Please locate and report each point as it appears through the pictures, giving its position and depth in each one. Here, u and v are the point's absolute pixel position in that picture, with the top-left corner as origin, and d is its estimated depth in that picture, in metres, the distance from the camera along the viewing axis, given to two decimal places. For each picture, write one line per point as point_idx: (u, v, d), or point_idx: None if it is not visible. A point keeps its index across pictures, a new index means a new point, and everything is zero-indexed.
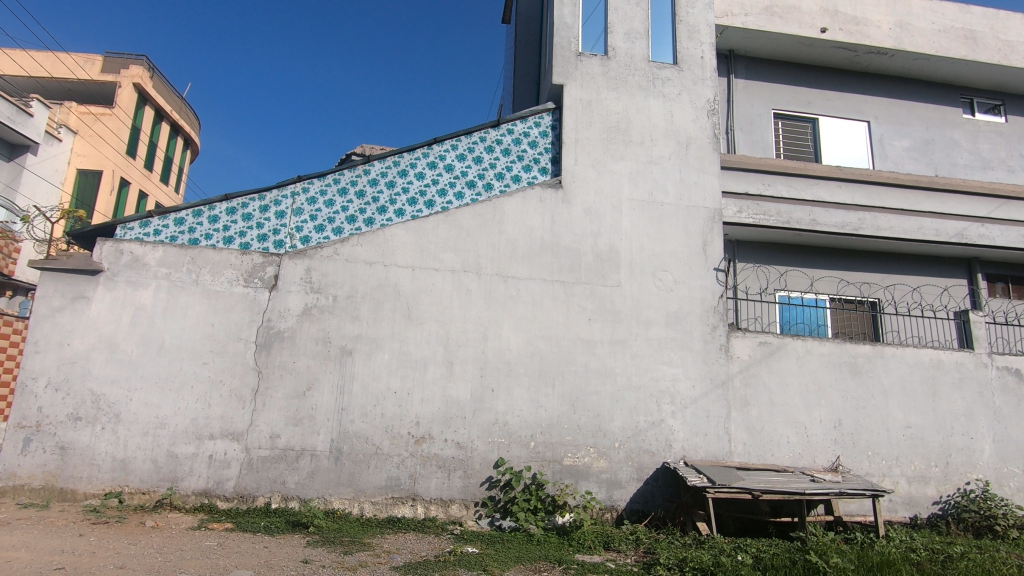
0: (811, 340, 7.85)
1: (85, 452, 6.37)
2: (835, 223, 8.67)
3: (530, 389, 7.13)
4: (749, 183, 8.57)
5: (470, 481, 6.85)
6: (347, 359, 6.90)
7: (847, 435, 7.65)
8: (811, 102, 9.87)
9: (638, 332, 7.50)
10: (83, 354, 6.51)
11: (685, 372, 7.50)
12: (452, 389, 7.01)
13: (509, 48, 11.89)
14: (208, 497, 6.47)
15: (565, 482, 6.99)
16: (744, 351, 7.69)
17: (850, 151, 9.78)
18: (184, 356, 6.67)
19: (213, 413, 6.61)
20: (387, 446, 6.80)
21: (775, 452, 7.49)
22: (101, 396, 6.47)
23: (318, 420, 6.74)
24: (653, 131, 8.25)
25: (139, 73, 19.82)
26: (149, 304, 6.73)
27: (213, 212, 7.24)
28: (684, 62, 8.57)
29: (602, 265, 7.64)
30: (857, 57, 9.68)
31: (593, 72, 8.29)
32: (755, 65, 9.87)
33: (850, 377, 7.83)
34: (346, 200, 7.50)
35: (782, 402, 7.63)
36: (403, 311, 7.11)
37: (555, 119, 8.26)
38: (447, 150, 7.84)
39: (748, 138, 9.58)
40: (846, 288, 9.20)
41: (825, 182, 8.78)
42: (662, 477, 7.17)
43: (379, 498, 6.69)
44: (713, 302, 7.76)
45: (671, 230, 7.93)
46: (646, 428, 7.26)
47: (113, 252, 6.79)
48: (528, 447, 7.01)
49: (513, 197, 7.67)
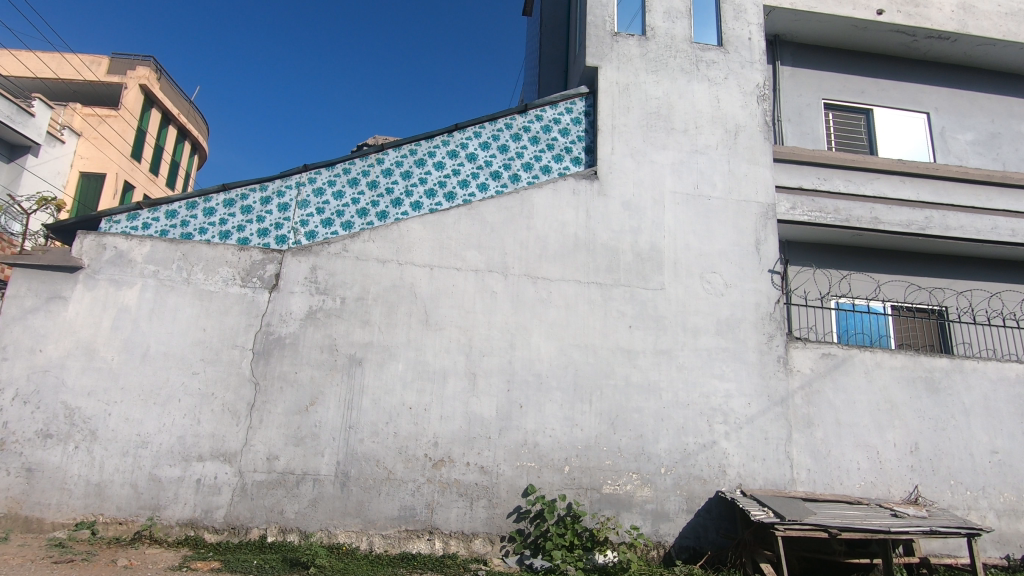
0: (881, 352, 6.91)
1: (55, 475, 5.55)
2: (899, 221, 7.77)
3: (564, 405, 6.24)
4: (802, 177, 7.73)
5: (496, 512, 5.95)
6: (357, 369, 6.06)
7: (925, 461, 6.67)
8: (865, 91, 8.99)
9: (685, 342, 6.60)
10: (57, 362, 5.72)
11: (740, 388, 6.57)
12: (475, 405, 6.13)
13: (533, 35, 11.07)
14: (194, 529, 5.62)
15: (605, 514, 6.08)
16: (804, 364, 6.77)
17: (908, 143, 8.87)
18: (172, 365, 5.86)
19: (203, 430, 5.78)
20: (401, 470, 5.92)
21: (844, 480, 6.52)
22: (75, 410, 5.66)
23: (322, 439, 5.88)
24: (697, 118, 7.42)
25: (145, 74, 19.28)
26: (134, 306, 5.94)
27: (209, 204, 6.52)
28: (729, 44, 7.77)
29: (642, 265, 6.78)
30: (915, 42, 8.83)
31: (629, 53, 7.50)
32: (802, 51, 9.05)
33: (926, 395, 6.87)
34: (356, 192, 6.72)
35: (851, 423, 6.68)
36: (419, 316, 6.27)
37: (588, 105, 7.46)
38: (469, 137, 7.07)
39: (797, 129, 8.69)
40: (917, 293, 8.21)
41: (886, 176, 7.91)
42: (714, 508, 6.23)
43: (391, 531, 5.80)
44: (769, 308, 6.86)
45: (719, 227, 7.06)
46: (696, 451, 6.33)
47: (96, 246, 6.03)
48: (562, 472, 6.10)
49: (544, 189, 6.85)
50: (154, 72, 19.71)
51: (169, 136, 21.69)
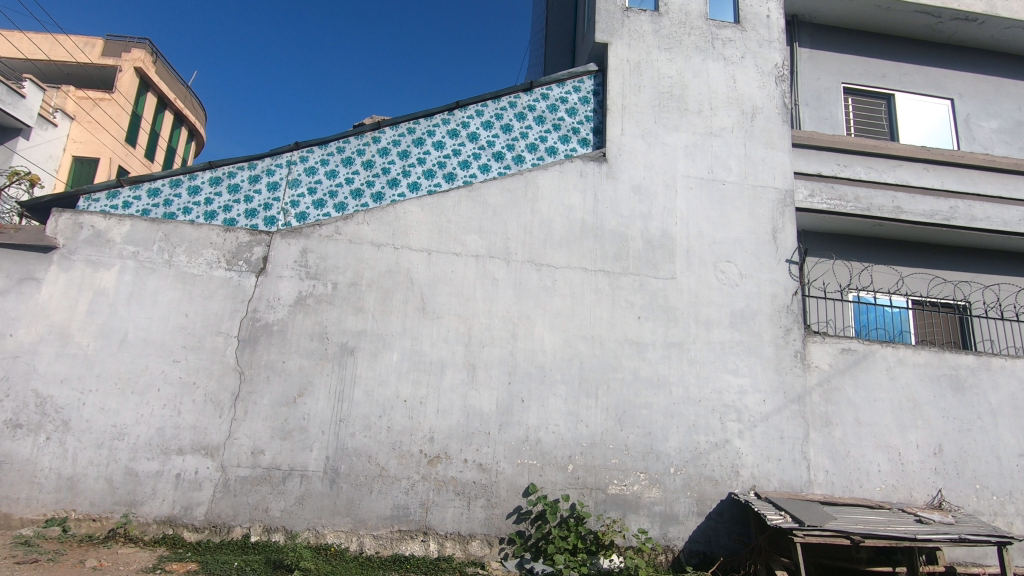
0: (903, 348, 6.53)
1: (25, 467, 5.20)
2: (923, 211, 7.37)
3: (568, 400, 5.87)
4: (822, 163, 7.34)
5: (495, 513, 5.60)
6: (348, 359, 5.69)
7: (949, 463, 6.31)
8: (887, 75, 8.58)
9: (697, 335, 6.23)
10: (28, 348, 5.36)
11: (754, 385, 6.20)
12: (474, 399, 5.76)
13: (539, 14, 10.64)
14: (172, 527, 5.27)
15: (611, 516, 5.72)
16: (823, 359, 6.40)
17: (931, 130, 8.44)
18: (151, 352, 5.49)
19: (184, 422, 5.42)
20: (395, 466, 5.56)
21: (864, 483, 6.15)
22: (47, 399, 5.30)
23: (311, 433, 5.53)
24: (712, 99, 7.02)
25: (139, 57, 18.95)
26: (111, 289, 5.57)
27: (194, 182, 6.15)
28: (746, 21, 7.36)
29: (653, 252, 6.40)
30: (941, 24, 8.41)
31: (641, 29, 7.10)
32: (820, 32, 8.64)
33: (952, 394, 6.49)
34: (351, 171, 6.34)
35: (871, 422, 6.30)
36: (416, 303, 5.90)
37: (597, 84, 7.06)
38: (471, 116, 6.68)
39: (815, 114, 8.29)
40: (941, 287, 7.84)
41: (909, 163, 7.52)
42: (727, 511, 5.88)
43: (383, 532, 5.45)
44: (787, 300, 6.48)
45: (734, 214, 6.67)
46: (707, 451, 5.96)
47: (72, 225, 5.66)
48: (565, 471, 5.74)
49: (549, 171, 6.46)
50: (149, 55, 19.37)
51: (165, 121, 21.29)
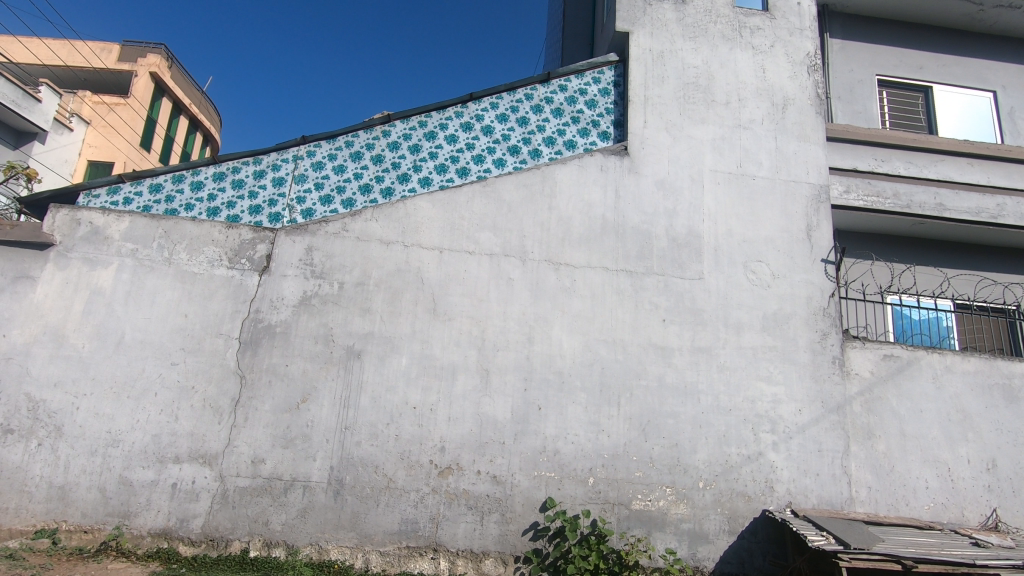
0: (951, 354, 6.04)
1: (15, 475, 4.94)
2: (968, 208, 6.88)
3: (589, 408, 5.48)
4: (857, 157, 6.91)
5: (510, 529, 5.21)
6: (355, 363, 5.37)
7: (1004, 481, 5.79)
8: (924, 67, 8.12)
9: (726, 339, 5.81)
10: (21, 349, 5.11)
11: (790, 393, 5.75)
12: (488, 406, 5.40)
13: (555, 9, 10.34)
14: (167, 540, 4.97)
15: (636, 534, 5.30)
16: (864, 367, 5.94)
17: (973, 124, 7.94)
18: (148, 355, 5.22)
19: (181, 428, 5.13)
20: (403, 477, 5.21)
21: (910, 501, 5.66)
22: (40, 403, 5.04)
23: (314, 441, 5.20)
24: (740, 89, 6.63)
25: (155, 61, 19.09)
26: (108, 288, 5.32)
27: (197, 178, 5.90)
28: (775, 10, 6.98)
29: (679, 251, 6.00)
30: (982, 12, 7.95)
31: (664, 18, 6.75)
32: (852, 22, 8.22)
33: (1005, 405, 5.98)
34: (360, 166, 6.05)
35: (917, 435, 5.81)
36: (426, 305, 5.57)
37: (617, 75, 6.72)
38: (485, 108, 6.37)
39: (848, 108, 7.85)
40: (990, 289, 7.33)
41: (951, 158, 7.05)
42: (760, 530, 5.43)
43: (390, 548, 5.10)
44: (823, 303, 6.03)
45: (765, 210, 6.26)
46: (739, 464, 5.53)
47: (69, 221, 5.43)
48: (586, 484, 5.34)
49: (568, 165, 6.12)
50: (165, 60, 19.50)
51: (181, 127, 21.40)
